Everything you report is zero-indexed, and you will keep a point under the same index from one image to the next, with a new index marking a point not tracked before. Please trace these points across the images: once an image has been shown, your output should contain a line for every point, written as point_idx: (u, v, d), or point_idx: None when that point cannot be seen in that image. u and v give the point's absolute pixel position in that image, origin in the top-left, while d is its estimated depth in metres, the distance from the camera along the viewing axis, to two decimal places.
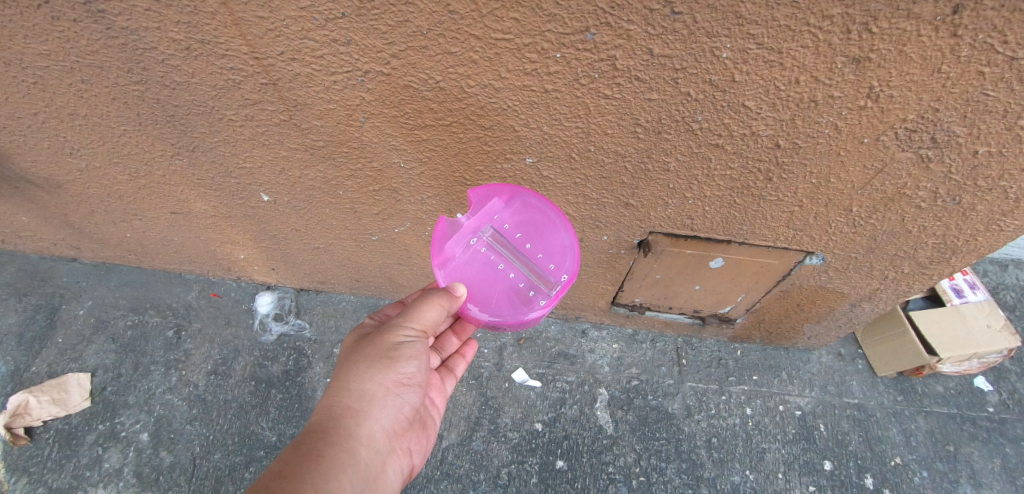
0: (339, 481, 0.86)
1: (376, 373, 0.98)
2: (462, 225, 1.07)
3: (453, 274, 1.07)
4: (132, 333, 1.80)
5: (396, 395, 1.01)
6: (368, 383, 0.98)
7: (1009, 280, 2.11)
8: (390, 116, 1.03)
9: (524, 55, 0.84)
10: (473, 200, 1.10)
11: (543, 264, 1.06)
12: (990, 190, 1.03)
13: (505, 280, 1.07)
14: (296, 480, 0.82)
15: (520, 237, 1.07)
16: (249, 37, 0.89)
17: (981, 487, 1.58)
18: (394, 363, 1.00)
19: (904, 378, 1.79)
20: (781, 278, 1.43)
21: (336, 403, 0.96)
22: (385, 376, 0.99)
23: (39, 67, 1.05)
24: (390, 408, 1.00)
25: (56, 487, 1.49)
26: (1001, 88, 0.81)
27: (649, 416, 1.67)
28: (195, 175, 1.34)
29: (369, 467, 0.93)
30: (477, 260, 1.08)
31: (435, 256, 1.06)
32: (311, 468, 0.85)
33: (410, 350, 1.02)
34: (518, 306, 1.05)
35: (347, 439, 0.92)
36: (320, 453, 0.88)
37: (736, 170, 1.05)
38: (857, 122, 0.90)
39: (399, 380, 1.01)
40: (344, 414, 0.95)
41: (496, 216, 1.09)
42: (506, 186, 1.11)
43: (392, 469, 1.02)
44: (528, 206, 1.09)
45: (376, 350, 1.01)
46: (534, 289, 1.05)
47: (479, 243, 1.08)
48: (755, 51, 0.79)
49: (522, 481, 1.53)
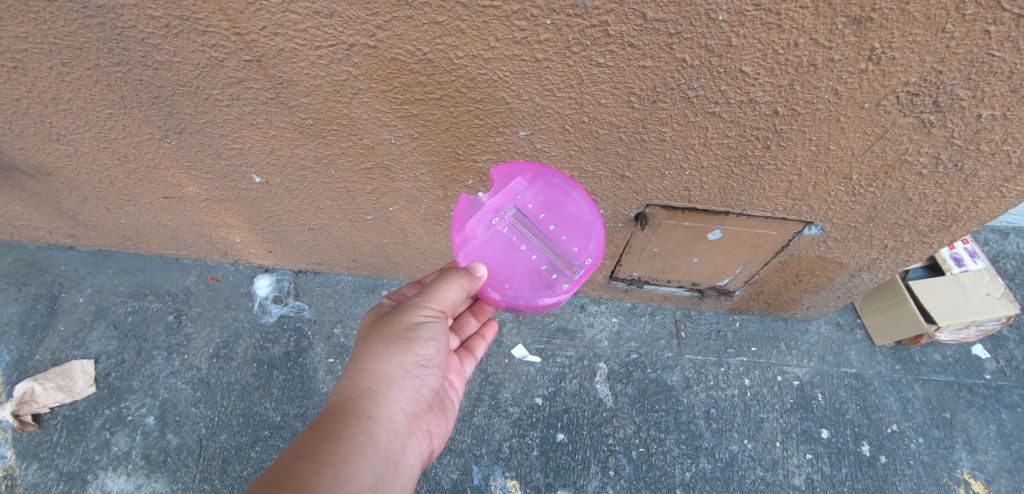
0: (360, 463, 0.85)
1: (395, 353, 0.99)
2: (483, 204, 1.05)
3: (474, 254, 1.06)
4: (133, 319, 1.81)
5: (414, 377, 1.02)
6: (388, 364, 0.99)
7: (1010, 248, 2.10)
8: (379, 91, 1.00)
9: (513, 23, 0.81)
10: (497, 178, 1.06)
11: (566, 246, 1.06)
12: (993, 155, 1.01)
13: (527, 262, 1.06)
14: (317, 461, 0.81)
15: (543, 218, 1.07)
16: (229, 12, 0.86)
17: (976, 453, 1.60)
18: (412, 344, 1.01)
19: (902, 347, 1.80)
20: (780, 249, 1.42)
21: (355, 384, 0.97)
22: (404, 357, 1.00)
23: (17, 51, 1.02)
24: (408, 390, 1.00)
25: (67, 471, 1.52)
26: (1007, 48, 0.79)
27: (649, 388, 1.69)
28: (184, 157, 1.32)
29: (390, 450, 0.93)
30: (498, 240, 1.07)
31: (456, 235, 1.04)
32: (331, 449, 0.84)
33: (429, 331, 1.03)
34: (540, 288, 1.04)
35: (367, 421, 0.92)
36: (340, 435, 0.87)
37: (734, 138, 1.02)
38: (857, 87, 0.88)
39: (418, 361, 1.02)
40: (362, 395, 0.95)
41: (519, 196, 1.07)
42: (529, 165, 1.08)
43: (413, 451, 1.02)
44: (551, 186, 1.08)
45: (394, 331, 1.02)
46: (556, 272, 1.05)
47: (500, 223, 1.07)
48: (752, 13, 0.76)
49: (524, 454, 1.55)
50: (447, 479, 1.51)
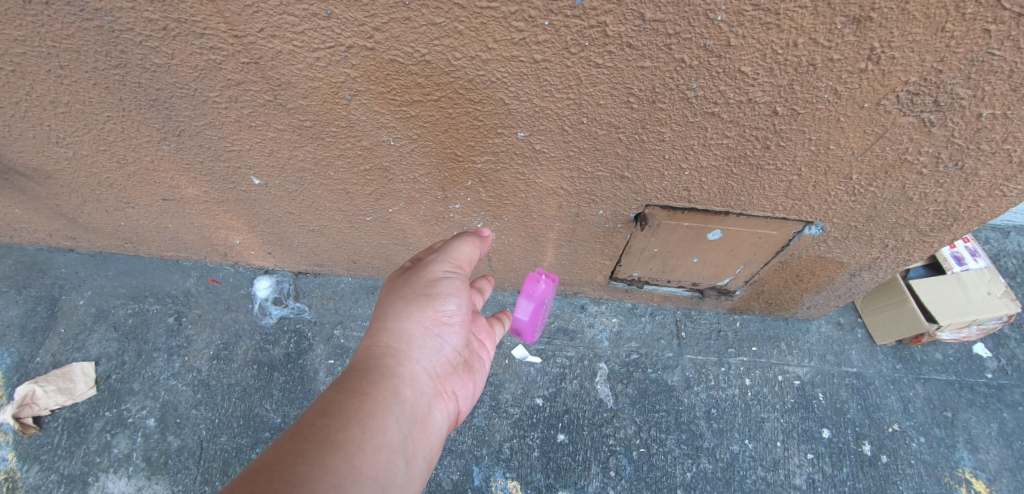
0: (386, 419, 0.85)
1: (415, 309, 0.98)
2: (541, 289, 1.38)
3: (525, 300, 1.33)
4: (134, 321, 1.81)
5: (436, 334, 0.99)
6: (407, 321, 0.97)
7: (1011, 246, 2.10)
8: (377, 92, 1.00)
9: (511, 24, 0.81)
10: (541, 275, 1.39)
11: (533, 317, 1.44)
12: (993, 154, 1.01)
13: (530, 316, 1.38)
14: (341, 417, 0.81)
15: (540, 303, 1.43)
16: (227, 14, 0.86)
17: (978, 452, 1.60)
18: (432, 300, 0.99)
19: (903, 347, 1.80)
20: (780, 249, 1.41)
21: (376, 343, 0.96)
22: (424, 313, 0.98)
23: (15, 54, 1.02)
24: (429, 348, 0.98)
25: (68, 474, 1.52)
26: (1007, 47, 0.79)
27: (649, 389, 1.68)
28: (183, 159, 1.32)
29: (416, 407, 0.92)
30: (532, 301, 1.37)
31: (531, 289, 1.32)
32: (356, 404, 0.84)
33: (447, 287, 1.02)
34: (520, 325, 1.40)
35: (390, 378, 0.91)
36: (365, 391, 0.87)
37: (733, 138, 1.02)
38: (857, 86, 0.88)
39: (439, 318, 1.00)
40: (384, 353, 0.94)
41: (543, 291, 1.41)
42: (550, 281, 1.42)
43: (442, 410, 1.00)
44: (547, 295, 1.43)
45: (413, 288, 1.00)
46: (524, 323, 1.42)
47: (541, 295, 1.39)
48: (751, 12, 0.76)
49: (524, 454, 1.55)
50: (448, 481, 1.51)
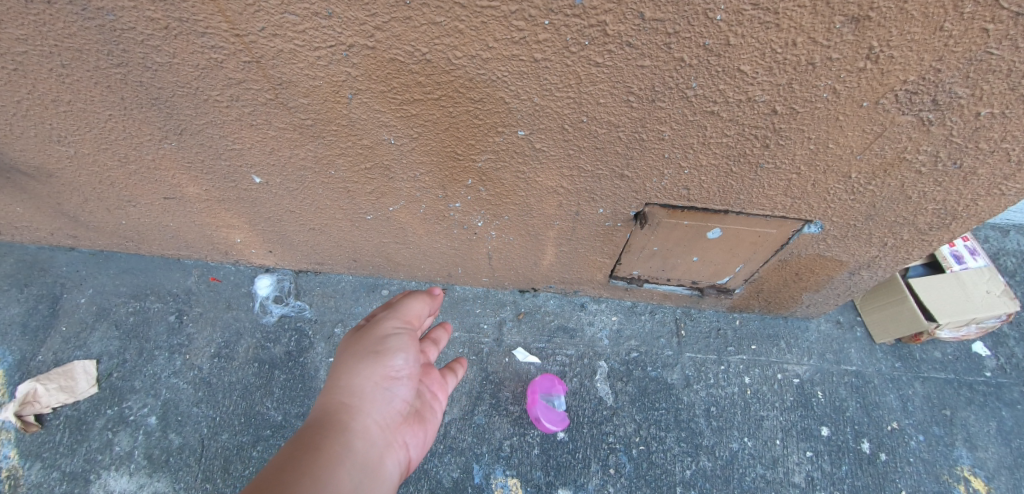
0: (339, 474, 0.83)
1: (366, 365, 0.99)
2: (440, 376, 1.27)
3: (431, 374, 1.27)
4: (135, 319, 1.81)
5: (388, 388, 1.00)
6: (359, 376, 0.98)
7: (1010, 245, 2.10)
8: (377, 91, 1.00)
9: (511, 23, 0.81)
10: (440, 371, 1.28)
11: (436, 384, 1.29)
12: (992, 153, 1.01)
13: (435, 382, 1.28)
14: (293, 473, 0.79)
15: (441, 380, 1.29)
16: (228, 14, 0.87)
17: (976, 450, 1.60)
18: (383, 355, 1.01)
19: (902, 345, 1.81)
20: (780, 247, 1.41)
21: (327, 401, 0.96)
22: (375, 368, 0.99)
23: (17, 53, 1.03)
24: (382, 402, 0.98)
25: (70, 471, 1.52)
26: (1005, 46, 0.79)
27: (649, 387, 1.69)
28: (184, 158, 1.32)
29: (370, 461, 0.90)
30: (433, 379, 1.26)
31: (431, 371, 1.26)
32: (308, 460, 0.83)
33: (397, 342, 1.04)
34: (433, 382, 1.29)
35: (342, 433, 0.90)
36: (316, 447, 0.86)
37: (733, 137, 1.02)
38: (857, 85, 0.88)
39: (390, 372, 1.01)
40: (336, 410, 0.94)
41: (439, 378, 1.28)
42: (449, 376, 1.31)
43: (397, 462, 0.98)
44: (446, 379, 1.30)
45: (363, 345, 1.02)
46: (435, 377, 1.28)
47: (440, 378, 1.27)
48: (751, 12, 0.76)
49: (524, 452, 1.55)
50: (448, 478, 1.51)
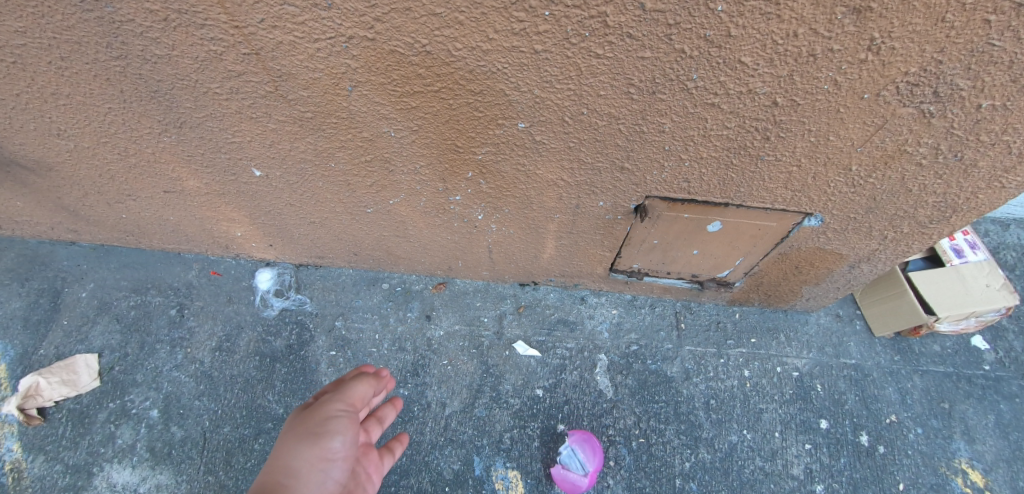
0: None
1: (301, 448, 0.90)
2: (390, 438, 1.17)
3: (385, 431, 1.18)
4: (136, 313, 1.82)
5: (322, 474, 0.90)
6: (292, 460, 0.88)
7: (1010, 239, 2.10)
8: (377, 83, 1.00)
9: (511, 14, 0.81)
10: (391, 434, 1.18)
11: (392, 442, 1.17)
12: (993, 145, 1.01)
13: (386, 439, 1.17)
14: None
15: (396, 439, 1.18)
16: (227, 5, 0.87)
17: (974, 443, 1.61)
18: (321, 437, 0.92)
19: (901, 338, 1.81)
20: (780, 240, 1.42)
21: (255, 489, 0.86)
22: (310, 452, 0.90)
23: (16, 46, 1.03)
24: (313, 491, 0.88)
25: (73, 464, 1.53)
26: (1007, 37, 0.79)
27: (648, 380, 1.69)
28: (184, 151, 1.32)
29: None
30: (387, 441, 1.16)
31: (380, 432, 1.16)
32: None
33: (338, 425, 0.95)
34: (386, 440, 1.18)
35: None
36: None
37: (733, 129, 1.02)
38: (858, 77, 0.88)
39: (326, 457, 0.91)
40: None
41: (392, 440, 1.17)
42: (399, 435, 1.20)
43: None
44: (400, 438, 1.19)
45: (302, 426, 0.94)
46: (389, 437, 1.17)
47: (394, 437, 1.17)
48: (752, 2, 0.76)
49: (525, 445, 1.56)
50: (449, 470, 1.52)
